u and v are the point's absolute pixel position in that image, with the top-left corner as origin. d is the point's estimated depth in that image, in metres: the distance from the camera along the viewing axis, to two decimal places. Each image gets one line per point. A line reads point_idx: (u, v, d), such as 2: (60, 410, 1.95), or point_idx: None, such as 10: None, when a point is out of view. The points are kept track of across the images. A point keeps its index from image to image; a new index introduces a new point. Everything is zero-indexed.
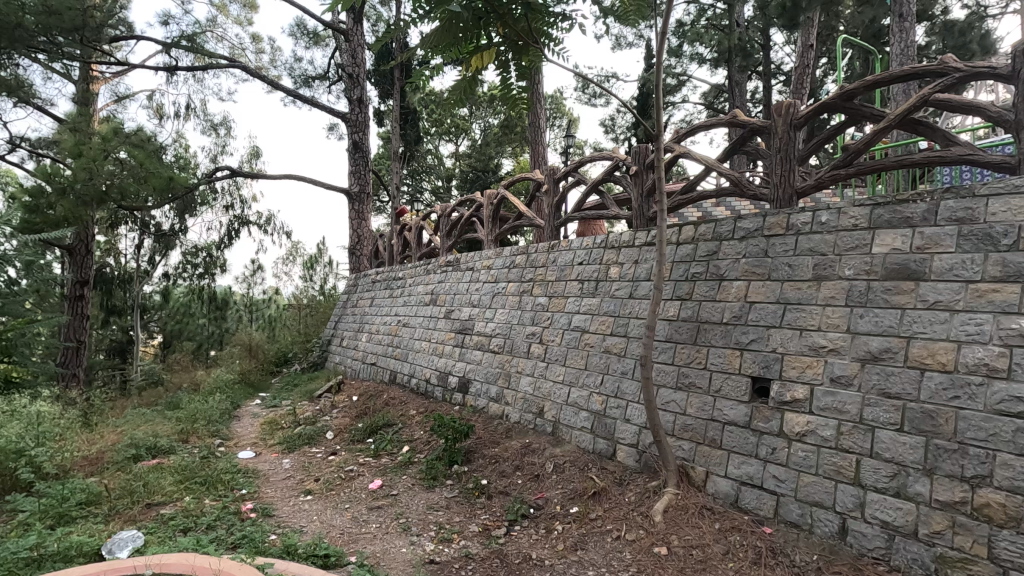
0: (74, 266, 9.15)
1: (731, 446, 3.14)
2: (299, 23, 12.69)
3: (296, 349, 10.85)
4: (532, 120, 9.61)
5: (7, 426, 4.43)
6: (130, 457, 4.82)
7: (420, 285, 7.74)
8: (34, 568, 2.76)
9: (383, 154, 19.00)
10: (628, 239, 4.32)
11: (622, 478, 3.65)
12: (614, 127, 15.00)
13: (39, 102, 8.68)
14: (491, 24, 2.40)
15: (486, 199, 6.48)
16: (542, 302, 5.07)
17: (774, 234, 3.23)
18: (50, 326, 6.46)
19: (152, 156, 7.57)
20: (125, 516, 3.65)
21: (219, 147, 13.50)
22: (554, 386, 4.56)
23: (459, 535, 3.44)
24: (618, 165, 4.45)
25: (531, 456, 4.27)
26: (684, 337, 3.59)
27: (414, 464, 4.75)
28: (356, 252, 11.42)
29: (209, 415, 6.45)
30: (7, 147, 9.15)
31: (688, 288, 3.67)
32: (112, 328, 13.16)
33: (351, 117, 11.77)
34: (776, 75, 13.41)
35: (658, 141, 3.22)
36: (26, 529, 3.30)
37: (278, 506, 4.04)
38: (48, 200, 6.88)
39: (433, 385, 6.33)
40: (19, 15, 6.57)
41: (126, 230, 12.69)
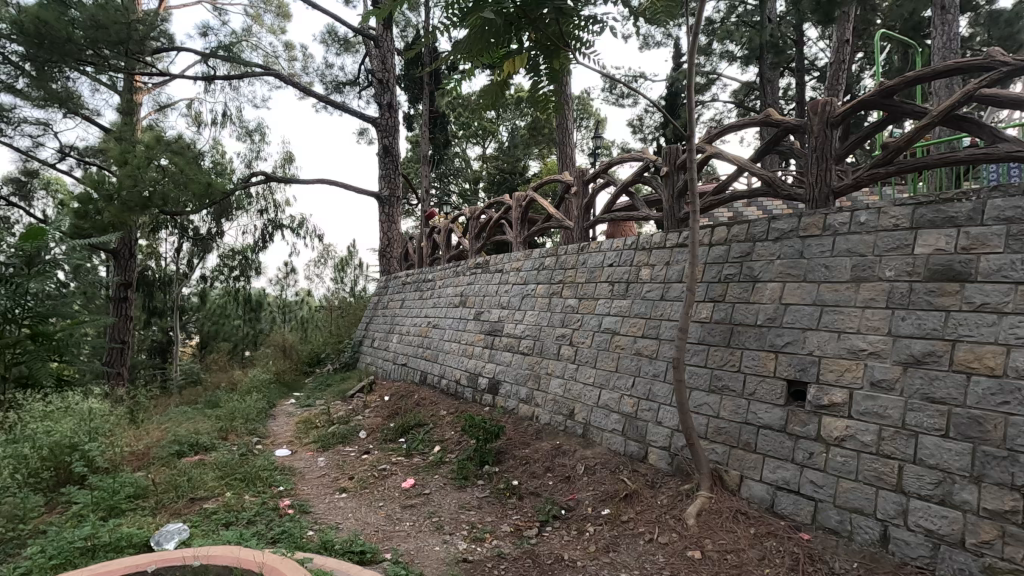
0: (119, 268, 9.54)
1: (767, 450, 3.10)
2: (331, 30, 12.97)
3: (328, 350, 11.07)
4: (560, 121, 9.60)
5: (61, 421, 4.67)
6: (174, 453, 5.01)
7: (450, 287, 7.82)
8: (89, 557, 2.91)
9: (412, 157, 19.23)
10: (659, 240, 4.29)
11: (654, 480, 3.64)
12: (642, 127, 14.85)
13: (87, 113, 9.09)
14: (523, 30, 2.42)
15: (515, 201, 6.51)
16: (571, 304, 5.08)
17: (810, 235, 3.17)
18: (97, 326, 6.76)
19: (191, 163, 7.81)
20: (171, 509, 3.81)
21: (254, 153, 13.87)
22: (584, 388, 4.57)
23: (491, 535, 3.48)
24: (648, 166, 4.43)
25: (562, 458, 4.28)
26: (718, 339, 3.55)
27: (446, 464, 4.81)
28: (386, 254, 11.59)
29: (247, 414, 6.63)
30: (57, 156, 9.62)
31: (721, 289, 3.63)
32: (154, 328, 13.67)
33: (381, 122, 11.96)
34: (810, 71, 13.08)
35: (690, 141, 3.17)
36: (80, 520, 3.48)
37: (315, 503, 4.14)
38: (96, 206, 7.21)
39: (463, 386, 6.39)
40: (68, 30, 6.97)
41: (166, 235, 13.15)
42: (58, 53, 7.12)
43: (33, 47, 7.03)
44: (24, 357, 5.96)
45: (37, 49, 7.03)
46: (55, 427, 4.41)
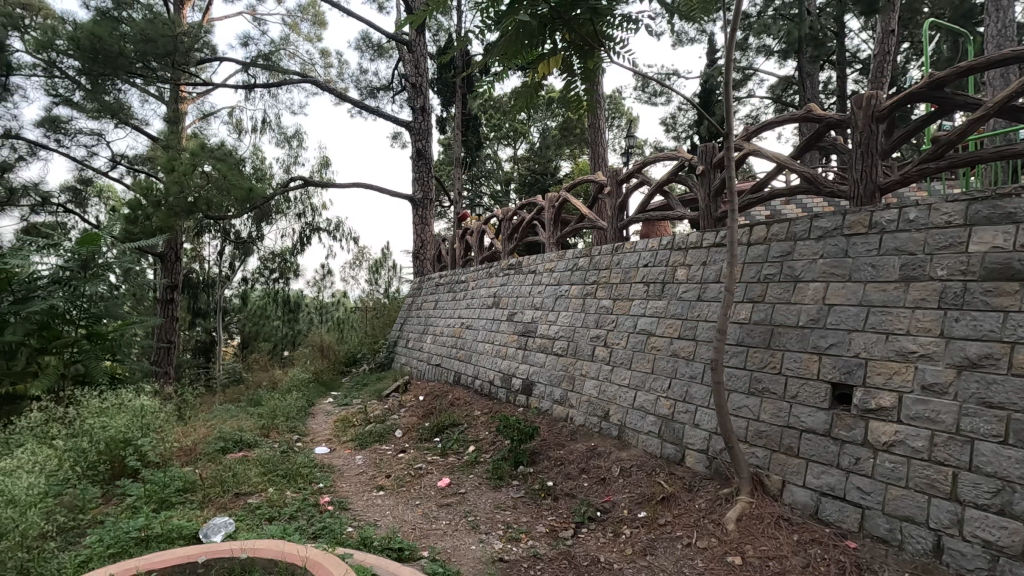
0: (166, 271, 9.97)
1: (810, 455, 3.01)
2: (365, 36, 13.22)
3: (364, 351, 11.27)
4: (592, 121, 9.53)
5: (115, 416, 4.90)
6: (219, 449, 5.19)
7: (483, 288, 7.87)
8: (143, 547, 3.05)
9: (444, 159, 19.43)
10: (695, 240, 4.23)
11: (692, 483, 3.58)
12: (676, 125, 14.62)
13: (136, 122, 9.51)
14: (557, 31, 2.38)
15: (547, 202, 6.49)
16: (606, 304, 5.05)
17: (854, 233, 3.07)
18: (146, 326, 7.06)
19: (234, 169, 8.07)
20: (218, 503, 3.95)
21: (292, 158, 14.24)
22: (619, 389, 4.53)
23: (527, 535, 3.49)
24: (683, 164, 4.37)
25: (598, 460, 4.25)
26: (758, 341, 3.47)
27: (481, 463, 4.85)
28: (419, 256, 11.75)
29: (287, 412, 6.84)
30: (109, 164, 10.09)
31: (761, 289, 3.56)
32: (198, 329, 14.20)
33: (415, 125, 12.13)
34: (852, 64, 12.62)
35: (728, 138, 3.10)
36: (134, 512, 3.65)
37: (354, 500, 4.24)
38: (145, 212, 7.55)
39: (496, 387, 6.42)
40: (120, 44, 7.32)
41: (209, 238, 13.62)
42: (111, 67, 7.48)
43: (88, 62, 7.40)
44: (80, 356, 6.26)
45: (91, 63, 7.41)
46: (110, 422, 4.60)
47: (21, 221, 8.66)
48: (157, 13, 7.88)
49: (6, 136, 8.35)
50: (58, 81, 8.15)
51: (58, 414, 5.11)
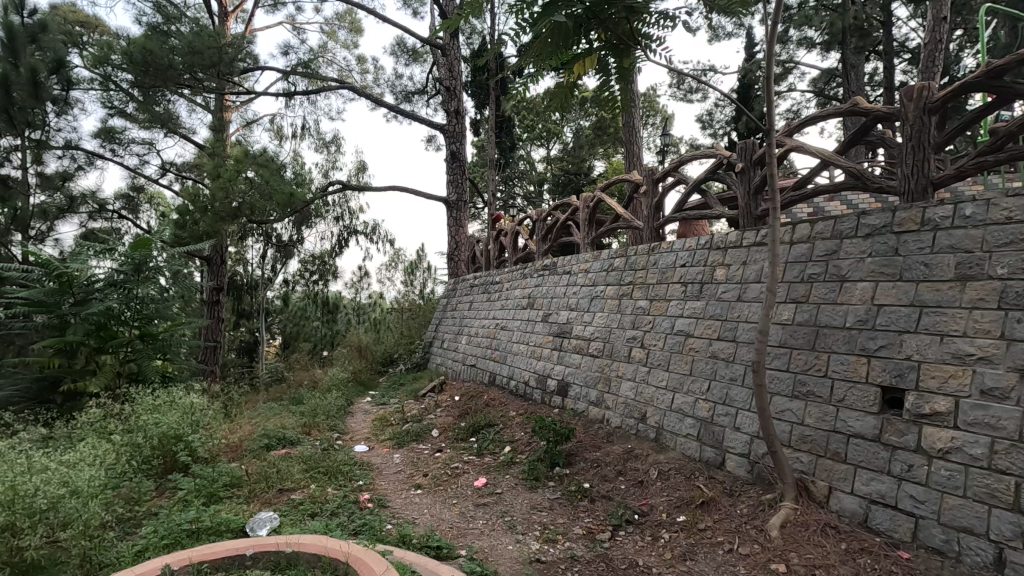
0: (213, 274, 10.38)
1: (859, 461, 2.90)
2: (400, 42, 13.43)
3: (400, 351, 11.45)
4: (627, 119, 9.43)
5: (167, 412, 5.13)
6: (264, 446, 5.37)
7: (517, 289, 7.87)
8: (194, 539, 3.20)
9: (478, 161, 19.56)
10: (735, 239, 4.13)
11: (733, 488, 3.50)
12: (712, 122, 14.31)
13: (184, 131, 9.92)
14: (592, 30, 2.30)
15: (582, 202, 6.44)
16: (642, 305, 4.99)
17: (905, 230, 2.95)
18: (195, 327, 7.36)
19: (275, 174, 8.33)
20: (263, 499, 4.08)
21: (330, 163, 14.56)
22: (657, 391, 4.47)
23: (564, 536, 3.49)
24: (722, 162, 4.27)
25: (635, 462, 4.21)
26: (802, 342, 3.37)
27: (517, 464, 4.86)
28: (453, 257, 11.87)
29: (328, 411, 7.02)
30: (159, 172, 10.55)
31: (804, 290, 3.45)
32: (242, 329, 14.68)
33: (449, 128, 12.26)
34: (900, 54, 12.10)
35: (770, 133, 3.01)
36: (185, 505, 3.81)
37: (392, 498, 4.31)
38: (193, 217, 7.86)
39: (531, 388, 6.42)
40: (169, 57, 7.65)
41: (253, 242, 14.08)
42: (161, 78, 7.83)
43: (140, 74, 7.76)
44: (134, 356, 6.55)
45: (143, 76, 7.77)
46: (162, 418, 4.80)
47: (81, 226, 9.14)
48: (203, 26, 8.21)
49: (67, 147, 8.84)
50: (113, 95, 8.59)
51: (114, 410, 5.37)
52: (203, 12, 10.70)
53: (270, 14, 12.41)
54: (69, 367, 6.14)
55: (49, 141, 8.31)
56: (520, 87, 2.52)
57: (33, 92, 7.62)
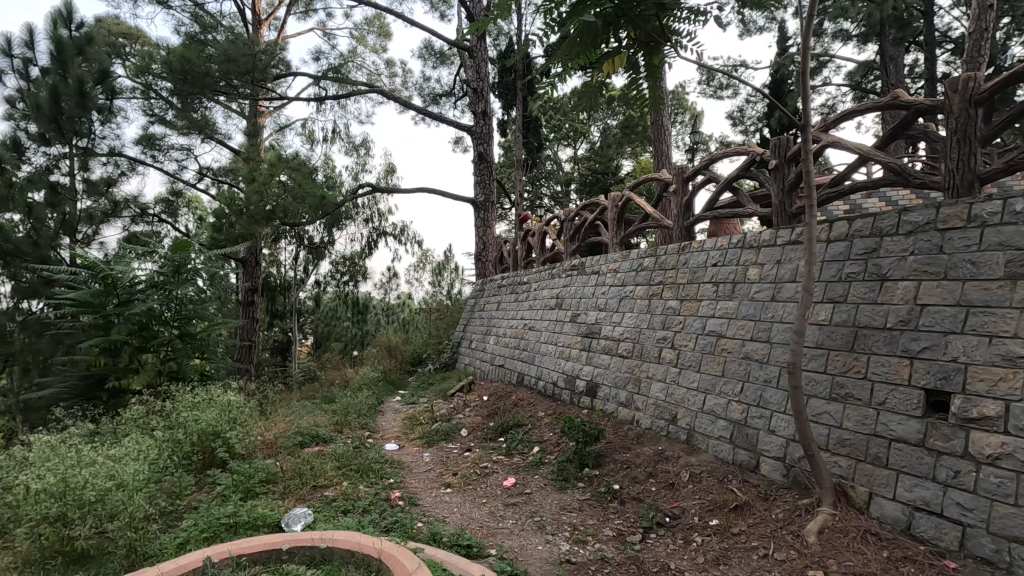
0: (247, 275, 10.67)
1: (901, 466, 2.81)
2: (428, 45, 13.56)
3: (429, 351, 11.55)
4: (656, 118, 9.32)
5: (206, 409, 5.28)
6: (298, 443, 5.49)
7: (546, 289, 7.85)
8: (233, 532, 3.29)
9: (505, 161, 19.59)
10: (769, 238, 4.04)
11: (768, 492, 3.43)
12: (743, 118, 14.03)
13: (221, 137, 10.21)
14: (622, 27, 2.26)
15: (610, 202, 6.38)
16: (673, 305, 4.93)
17: (950, 227, 2.84)
18: (231, 326, 7.58)
19: (307, 178, 8.51)
20: (297, 495, 4.17)
21: (360, 166, 14.80)
22: (688, 392, 4.40)
23: (594, 537, 3.47)
24: (755, 159, 4.18)
25: (666, 464, 4.15)
26: (840, 343, 3.28)
27: (546, 464, 4.85)
28: (481, 258, 11.92)
29: (359, 409, 7.14)
30: (197, 177, 10.89)
31: (842, 289, 3.36)
32: (275, 329, 15.00)
33: (476, 130, 12.32)
34: (942, 44, 11.63)
35: (805, 128, 2.93)
36: (224, 500, 3.94)
37: (423, 496, 4.35)
38: (228, 220, 8.08)
39: (560, 388, 6.39)
40: (206, 66, 7.90)
41: (286, 244, 14.40)
42: (199, 86, 8.09)
43: (179, 82, 8.03)
44: (173, 355, 6.77)
45: (182, 84, 8.04)
46: (201, 415, 4.95)
47: (124, 230, 9.49)
48: (238, 34, 8.45)
49: (111, 154, 9.19)
50: (154, 103, 8.91)
51: (156, 407, 5.56)
52: (238, 21, 11.01)
53: (302, 21, 12.68)
54: (113, 366, 6.38)
55: (94, 149, 8.65)
56: (545, 91, 2.46)
57: (79, 101, 7.95)
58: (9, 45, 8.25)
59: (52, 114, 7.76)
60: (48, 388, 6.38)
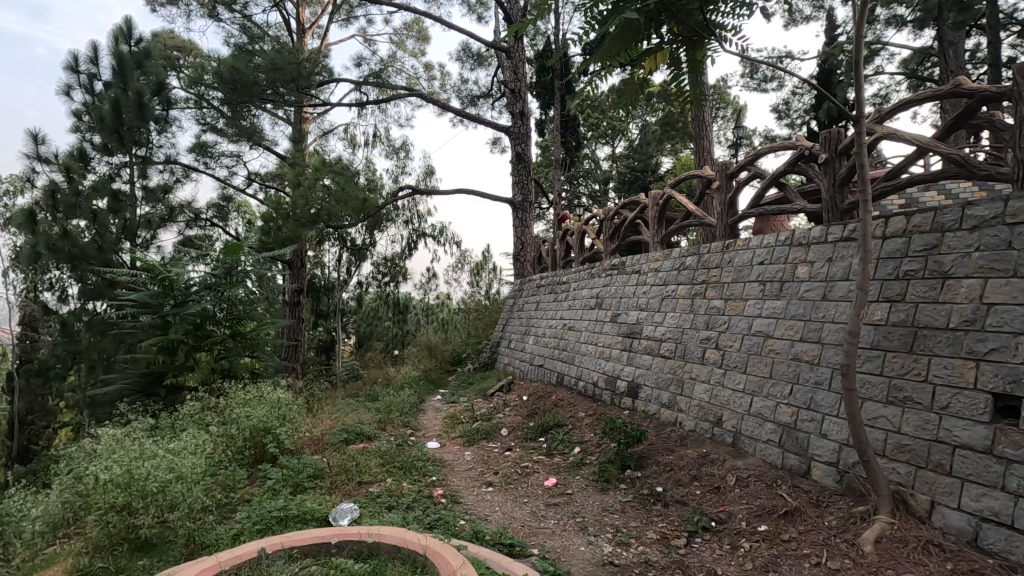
0: (293, 277, 11.04)
1: (966, 474, 2.66)
2: (465, 47, 13.68)
3: (468, 350, 11.65)
4: (697, 113, 9.11)
5: (257, 405, 5.49)
6: (343, 440, 5.64)
7: (585, 289, 7.79)
8: (283, 525, 3.42)
9: (543, 161, 19.54)
10: (819, 235, 3.90)
11: (820, 498, 3.31)
12: (789, 111, 13.56)
13: (268, 143, 10.58)
14: (664, 24, 2.22)
15: (651, 200, 6.27)
16: (716, 305, 4.82)
17: (1020, 222, 2.68)
18: (278, 326, 7.84)
19: (350, 181, 8.71)
20: (343, 490, 4.28)
21: (401, 168, 15.06)
22: (733, 394, 4.30)
23: (637, 540, 3.43)
24: (803, 153, 4.03)
25: (710, 467, 4.06)
26: (898, 344, 3.13)
27: (587, 465, 4.83)
28: (520, 258, 11.94)
29: (401, 408, 7.27)
30: (246, 182, 11.32)
31: (900, 288, 3.20)
32: (320, 329, 15.40)
33: (514, 130, 12.35)
34: (1008, 26, 10.93)
35: (859, 120, 2.81)
36: (274, 493, 4.09)
37: (464, 494, 4.40)
38: (276, 224, 8.36)
39: (601, 388, 6.35)
40: (254, 75, 8.20)
41: (330, 246, 14.80)
42: (247, 95, 8.41)
43: (229, 92, 8.37)
44: (225, 353, 7.06)
45: (232, 93, 8.38)
46: (253, 412, 5.15)
47: (179, 235, 9.96)
48: (284, 43, 8.72)
49: (167, 162, 9.66)
50: (206, 112, 9.32)
51: (211, 403, 5.82)
52: (283, 31, 11.38)
53: (344, 28, 13.00)
54: (170, 364, 6.71)
55: (152, 158, 9.09)
56: (584, 92, 2.40)
57: (138, 113, 8.39)
58: (76, 62, 8.79)
59: (114, 125, 8.22)
60: (112, 385, 6.75)
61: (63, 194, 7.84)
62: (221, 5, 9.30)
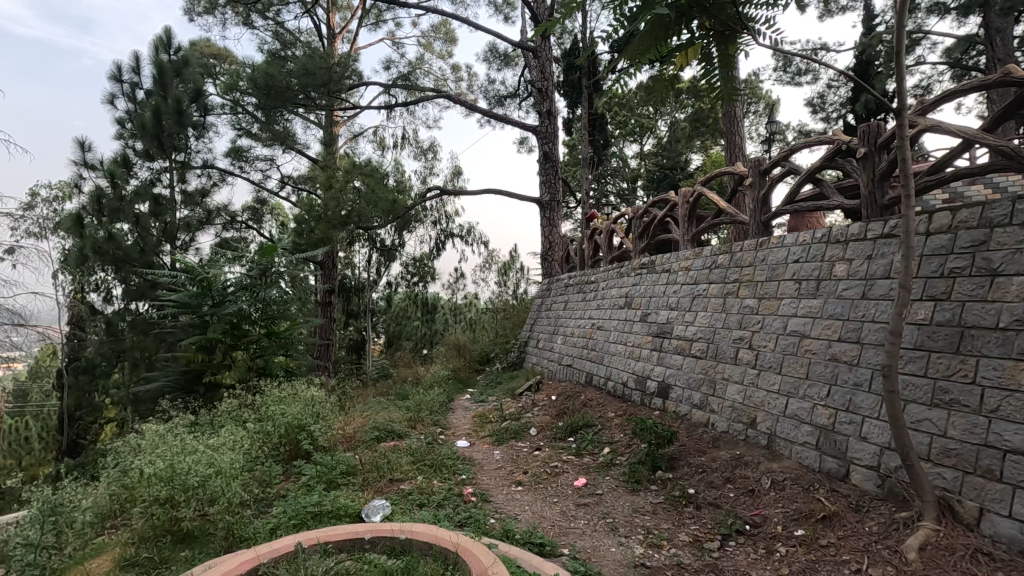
0: (325, 277, 11.26)
1: (1018, 480, 2.55)
2: (492, 48, 13.73)
3: (496, 350, 11.68)
4: (728, 109, 8.94)
5: (292, 403, 5.63)
6: (374, 438, 5.72)
7: (615, 288, 7.72)
8: (317, 521, 3.50)
9: (570, 160, 19.44)
10: (858, 232, 3.79)
11: (860, 503, 3.21)
12: (824, 105, 13.18)
13: (300, 147, 10.82)
14: (696, 18, 2.17)
15: (681, 198, 6.18)
16: (749, 304, 4.73)
17: None
18: (310, 325, 8.00)
19: (380, 182, 8.82)
20: (376, 487, 4.35)
21: (429, 169, 15.20)
22: (768, 395, 4.21)
23: (669, 542, 3.39)
24: (840, 147, 3.92)
25: (744, 470, 3.98)
26: (943, 344, 3.01)
27: (618, 465, 4.79)
28: (548, 257, 11.92)
29: (431, 407, 7.34)
30: (280, 185, 11.61)
31: (945, 286, 3.09)
32: (350, 328, 15.67)
33: (542, 130, 12.33)
34: None
35: (901, 113, 2.72)
36: (309, 489, 4.18)
37: (494, 493, 4.42)
38: (308, 226, 8.54)
39: (630, 389, 6.29)
40: (287, 80, 8.39)
41: (360, 247, 15.04)
42: (280, 99, 8.62)
43: (263, 97, 8.60)
44: (261, 352, 7.25)
45: (266, 98, 8.59)
46: (288, 409, 5.28)
47: (216, 237, 10.27)
48: (315, 48, 8.90)
49: (204, 166, 9.97)
50: (241, 117, 9.59)
51: (248, 401, 5.99)
52: (314, 36, 11.62)
53: (373, 31, 13.19)
54: (209, 362, 6.93)
55: (190, 162, 9.40)
56: (612, 90, 2.38)
57: (177, 119, 8.68)
58: (119, 72, 9.15)
59: (155, 131, 8.54)
60: (154, 382, 6.99)
61: (108, 199, 8.20)
62: (255, 12, 9.55)
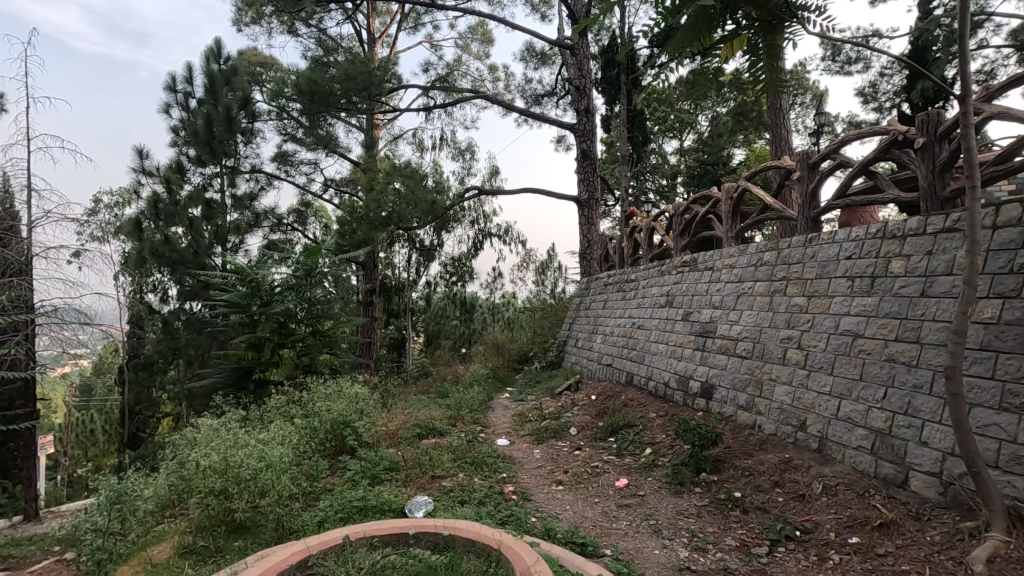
0: (366, 277, 11.50)
1: None
2: (530, 47, 13.73)
3: (535, 349, 11.66)
4: (774, 103, 8.66)
5: (337, 399, 5.78)
6: (417, 435, 5.81)
7: (655, 287, 7.60)
8: (362, 515, 3.58)
9: (608, 158, 19.22)
10: (916, 226, 3.60)
11: (921, 511, 3.05)
12: (876, 94, 12.60)
13: (342, 150, 11.10)
14: (741, 8, 2.10)
15: (724, 194, 6.03)
16: (798, 303, 4.57)
17: None
18: (353, 324, 8.19)
19: (420, 183, 8.94)
20: (418, 483, 4.42)
21: (467, 170, 15.34)
22: (819, 397, 4.06)
23: (714, 546, 3.32)
24: (896, 138, 3.73)
25: (794, 474, 3.85)
26: (1013, 345, 2.84)
27: (660, 466, 4.71)
28: (586, 256, 11.83)
29: (471, 405, 7.40)
30: (323, 188, 11.94)
31: (1014, 283, 2.91)
32: (391, 327, 15.96)
33: (580, 128, 12.24)
34: None
35: (965, 99, 2.57)
36: (354, 484, 4.29)
37: (535, 492, 4.42)
38: (351, 226, 8.74)
39: (672, 390, 6.17)
40: (330, 85, 8.62)
41: (400, 248, 15.30)
42: (324, 104, 8.86)
43: (307, 102, 8.87)
44: (307, 350, 7.47)
45: (310, 104, 8.85)
46: (333, 406, 5.42)
47: (264, 238, 10.65)
48: (356, 53, 9.11)
49: (253, 171, 10.35)
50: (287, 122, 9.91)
51: (295, 397, 6.18)
52: (355, 41, 11.90)
53: (411, 35, 13.39)
54: (258, 359, 7.18)
55: (239, 167, 9.77)
56: (651, 85, 2.36)
57: (227, 126, 9.05)
58: (174, 83, 9.60)
59: (206, 138, 8.94)
60: (208, 378, 7.27)
61: (164, 204, 8.63)
62: (299, 21, 9.85)
